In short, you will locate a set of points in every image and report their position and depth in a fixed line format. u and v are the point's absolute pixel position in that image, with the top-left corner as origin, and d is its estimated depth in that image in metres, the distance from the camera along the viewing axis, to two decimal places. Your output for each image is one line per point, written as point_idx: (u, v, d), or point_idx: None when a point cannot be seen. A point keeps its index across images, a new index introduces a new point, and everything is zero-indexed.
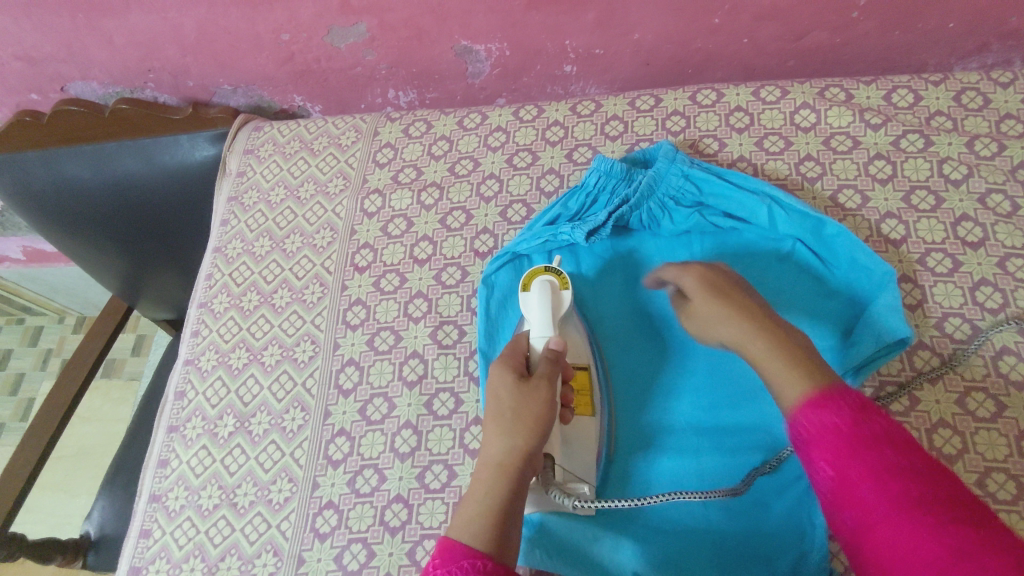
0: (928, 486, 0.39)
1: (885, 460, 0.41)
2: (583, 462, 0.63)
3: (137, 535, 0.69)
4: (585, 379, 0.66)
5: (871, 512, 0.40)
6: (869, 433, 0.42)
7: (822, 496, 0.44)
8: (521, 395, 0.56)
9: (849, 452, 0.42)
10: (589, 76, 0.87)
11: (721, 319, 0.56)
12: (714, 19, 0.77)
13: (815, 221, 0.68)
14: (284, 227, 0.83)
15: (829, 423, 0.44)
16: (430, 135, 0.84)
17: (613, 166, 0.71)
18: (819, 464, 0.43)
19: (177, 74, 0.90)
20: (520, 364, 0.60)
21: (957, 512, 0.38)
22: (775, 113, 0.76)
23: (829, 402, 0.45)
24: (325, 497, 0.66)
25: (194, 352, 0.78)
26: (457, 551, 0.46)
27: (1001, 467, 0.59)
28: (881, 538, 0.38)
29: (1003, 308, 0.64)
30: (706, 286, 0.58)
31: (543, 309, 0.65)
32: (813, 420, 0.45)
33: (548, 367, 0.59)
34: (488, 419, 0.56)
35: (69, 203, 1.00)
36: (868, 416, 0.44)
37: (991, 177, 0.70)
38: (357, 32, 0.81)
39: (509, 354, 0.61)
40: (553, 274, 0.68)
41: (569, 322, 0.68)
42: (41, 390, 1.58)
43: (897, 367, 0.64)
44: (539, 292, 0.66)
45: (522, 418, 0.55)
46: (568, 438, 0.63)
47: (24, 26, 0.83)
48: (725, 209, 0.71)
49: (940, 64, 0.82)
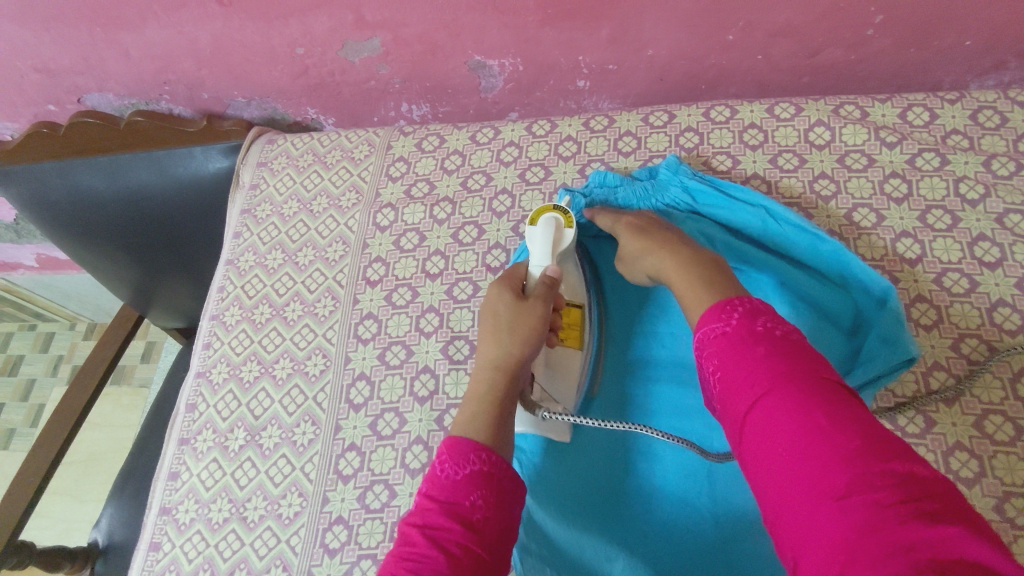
0: (794, 370, 0.45)
1: (759, 353, 0.47)
2: (565, 387, 0.67)
3: (147, 548, 0.69)
4: (576, 314, 0.68)
5: (745, 400, 0.46)
6: (751, 330, 0.49)
7: (713, 392, 0.50)
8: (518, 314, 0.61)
9: (731, 349, 0.49)
10: (601, 91, 0.87)
11: (649, 253, 0.64)
12: (728, 36, 0.77)
13: (813, 236, 0.67)
14: (297, 240, 0.83)
15: (718, 329, 0.51)
16: (443, 149, 0.84)
17: (607, 176, 0.74)
18: (710, 362, 0.50)
19: (192, 87, 0.91)
20: (517, 286, 0.63)
21: (814, 391, 0.44)
22: (789, 130, 0.76)
23: (726, 306, 0.52)
24: (335, 512, 0.66)
25: (206, 365, 0.78)
26: (465, 448, 0.53)
27: (1020, 491, 0.58)
28: (753, 421, 0.45)
29: (1020, 329, 0.64)
30: (638, 231, 0.67)
31: (543, 242, 0.65)
32: (712, 321, 0.52)
33: (544, 291, 0.62)
34: (488, 332, 0.61)
35: (83, 212, 1.01)
36: (750, 318, 0.50)
37: (1008, 198, 0.69)
38: (371, 47, 0.82)
39: (507, 275, 0.65)
40: (560, 212, 0.67)
41: (570, 258, 0.70)
42: (53, 396, 1.59)
43: (913, 388, 0.63)
44: (543, 227, 0.66)
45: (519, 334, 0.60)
46: (551, 361, 0.67)
47: (43, 39, 0.83)
48: (721, 219, 0.71)
49: (956, 81, 0.81)
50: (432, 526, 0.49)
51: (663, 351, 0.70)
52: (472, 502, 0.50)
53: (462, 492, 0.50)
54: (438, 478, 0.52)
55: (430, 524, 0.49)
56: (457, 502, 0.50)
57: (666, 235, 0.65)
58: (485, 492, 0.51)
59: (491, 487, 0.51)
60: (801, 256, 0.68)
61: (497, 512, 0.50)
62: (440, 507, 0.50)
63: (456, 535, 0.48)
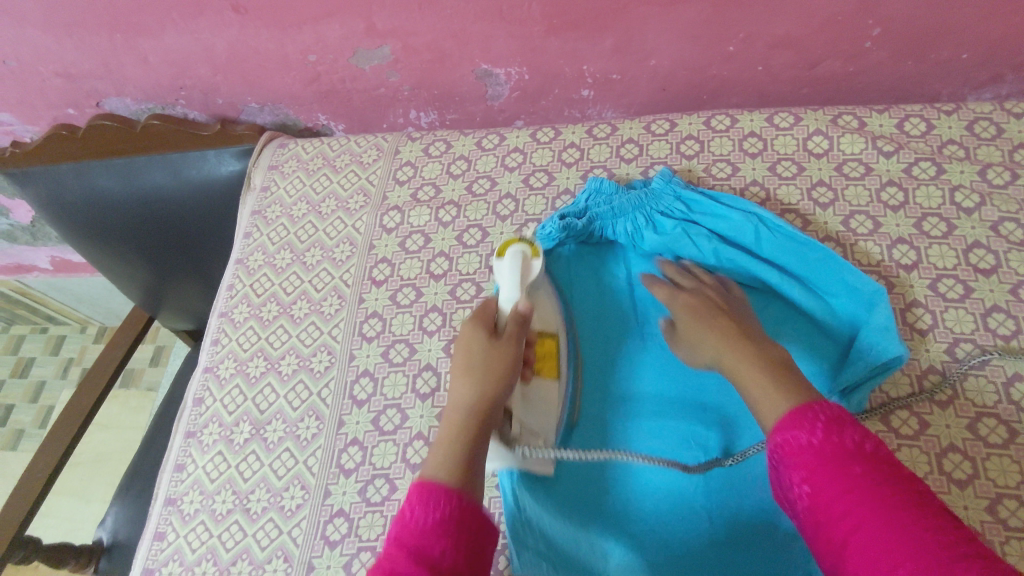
0: (896, 495, 0.44)
1: (858, 474, 0.46)
2: (544, 421, 0.65)
3: (151, 537, 0.71)
4: (551, 345, 0.68)
5: (846, 525, 0.45)
6: (840, 448, 0.48)
7: (796, 503, 0.49)
8: (491, 350, 0.60)
9: (826, 466, 0.47)
10: (605, 100, 0.89)
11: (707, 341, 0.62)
12: (729, 47, 0.79)
13: (802, 244, 0.69)
14: (305, 240, 0.85)
15: (804, 441, 0.49)
16: (450, 155, 0.86)
17: (604, 184, 0.75)
18: (797, 476, 0.48)
19: (208, 92, 0.94)
20: (489, 324, 0.63)
21: (922, 520, 0.43)
22: (788, 139, 0.78)
23: (803, 411, 0.51)
24: (336, 505, 0.67)
25: (214, 360, 0.80)
26: (434, 493, 0.51)
27: (1013, 494, 0.59)
28: (858, 549, 0.44)
29: (1015, 335, 0.65)
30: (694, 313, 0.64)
31: (513, 272, 0.65)
32: (791, 428, 0.50)
33: (517, 327, 0.62)
34: (456, 372, 0.60)
35: (99, 213, 1.03)
36: (838, 429, 0.49)
37: (1004, 206, 0.70)
38: (381, 55, 0.84)
39: (479, 311, 0.64)
40: (526, 244, 0.69)
41: (541, 289, 0.70)
42: (61, 398, 1.60)
43: (907, 391, 0.64)
44: (511, 257, 0.66)
45: (494, 371, 0.59)
46: (529, 396, 0.65)
47: (65, 45, 0.86)
48: (714, 227, 0.72)
49: (954, 93, 0.83)
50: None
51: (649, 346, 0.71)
52: (442, 550, 0.48)
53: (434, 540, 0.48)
54: (405, 523, 0.50)
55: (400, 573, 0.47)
56: (429, 549, 0.48)
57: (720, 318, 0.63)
58: (455, 539, 0.49)
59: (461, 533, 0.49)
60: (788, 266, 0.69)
61: (468, 556, 0.49)
62: (410, 554, 0.47)
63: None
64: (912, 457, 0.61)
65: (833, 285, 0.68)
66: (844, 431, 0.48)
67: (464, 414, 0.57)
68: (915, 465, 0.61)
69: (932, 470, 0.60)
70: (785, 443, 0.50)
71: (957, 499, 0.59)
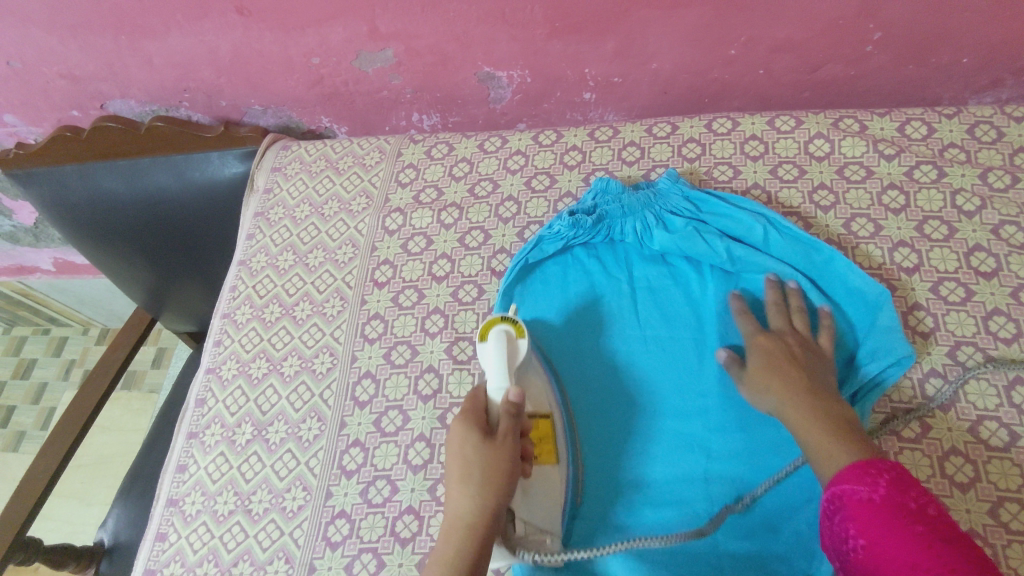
0: (957, 554, 0.44)
1: (919, 531, 0.46)
2: (548, 513, 0.63)
3: (153, 538, 0.71)
4: (546, 427, 0.65)
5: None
6: (900, 505, 0.48)
7: (850, 559, 0.48)
8: (485, 454, 0.58)
9: (885, 520, 0.47)
10: (607, 103, 0.89)
11: (769, 392, 0.61)
12: (730, 50, 0.79)
13: (808, 245, 0.70)
14: (308, 242, 0.85)
15: (864, 495, 0.49)
16: (452, 157, 0.86)
17: (611, 183, 0.74)
18: (853, 528, 0.48)
19: (211, 94, 0.94)
20: (482, 422, 0.61)
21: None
22: (789, 142, 0.78)
23: (865, 467, 0.51)
24: (338, 507, 0.67)
25: (216, 361, 0.80)
26: None
27: (1014, 497, 0.59)
28: None
29: (1016, 338, 0.65)
30: (769, 361, 0.63)
31: (499, 360, 0.63)
32: (850, 482, 0.50)
33: (510, 422, 0.60)
34: (453, 478, 0.58)
35: (101, 215, 1.04)
36: (900, 489, 0.49)
37: (1005, 209, 0.70)
38: (384, 57, 0.85)
39: (469, 405, 0.62)
40: (510, 323, 0.67)
41: (532, 367, 0.67)
42: (63, 399, 1.61)
43: (909, 394, 0.64)
44: (496, 342, 0.65)
45: (490, 478, 0.57)
46: (530, 488, 0.63)
47: (70, 47, 0.87)
48: (724, 226, 0.72)
49: (955, 97, 0.83)
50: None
51: (650, 348, 0.71)
52: None
53: None
54: None
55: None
56: None
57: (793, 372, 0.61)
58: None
59: None
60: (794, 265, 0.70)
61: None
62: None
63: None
64: (914, 460, 0.61)
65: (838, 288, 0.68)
66: (905, 492, 0.49)
67: (462, 530, 0.56)
68: (917, 468, 0.61)
69: (934, 473, 0.61)
70: (842, 497, 0.50)
71: (959, 502, 0.59)
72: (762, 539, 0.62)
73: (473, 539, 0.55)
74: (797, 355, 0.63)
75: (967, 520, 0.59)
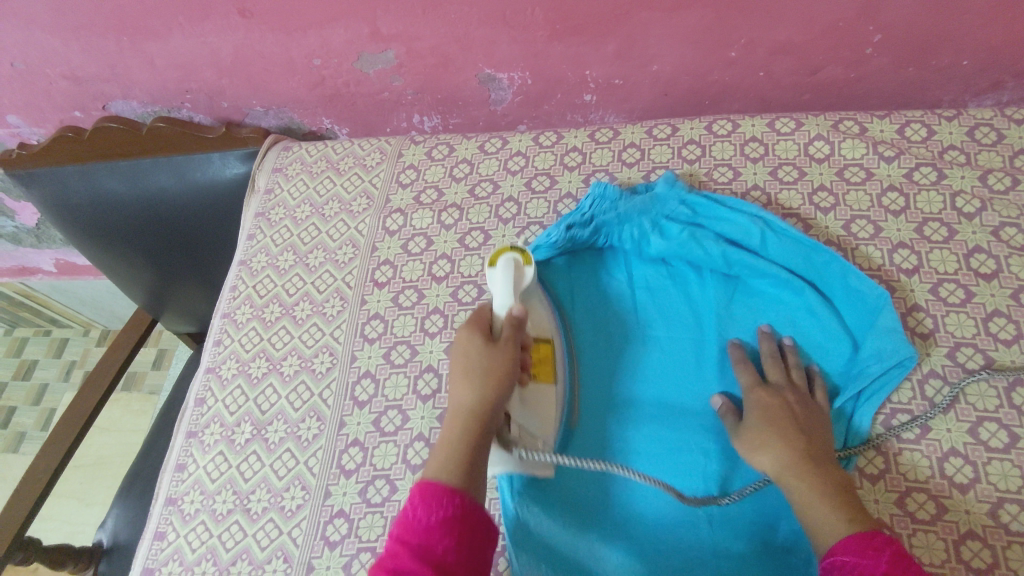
0: None
1: None
2: (542, 426, 0.65)
3: (152, 537, 0.71)
4: (546, 350, 0.67)
5: None
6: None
7: None
8: (489, 353, 0.61)
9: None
10: (607, 105, 0.89)
11: (764, 448, 0.59)
12: (731, 52, 0.79)
13: (808, 248, 0.69)
14: (308, 242, 0.86)
15: (868, 566, 0.48)
16: (453, 158, 0.86)
17: (608, 189, 0.73)
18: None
19: (213, 95, 0.94)
20: (485, 329, 0.63)
21: None
22: (789, 144, 0.78)
23: (867, 537, 0.50)
24: (336, 506, 0.67)
25: (216, 361, 0.80)
26: (435, 491, 0.53)
27: (1014, 498, 0.59)
28: None
29: (1016, 339, 0.65)
30: (767, 416, 0.61)
31: (505, 283, 0.65)
32: (852, 552, 0.50)
33: (512, 332, 0.63)
34: (455, 375, 0.60)
35: (103, 215, 1.04)
36: (905, 562, 0.48)
37: (1004, 211, 0.70)
38: (385, 59, 0.85)
39: (474, 318, 0.65)
40: (517, 252, 0.68)
41: (534, 295, 0.69)
42: (64, 400, 1.61)
43: (908, 395, 0.64)
44: (503, 268, 0.66)
45: (493, 373, 0.59)
46: (527, 400, 0.65)
47: (73, 48, 0.87)
48: (722, 230, 0.72)
49: (955, 100, 0.83)
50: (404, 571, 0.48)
51: (652, 348, 0.71)
52: (445, 548, 0.50)
53: (435, 539, 0.50)
54: (410, 522, 0.51)
55: (403, 568, 0.48)
56: (431, 548, 0.50)
57: (788, 428, 0.59)
58: (458, 536, 0.51)
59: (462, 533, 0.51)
60: (795, 269, 0.69)
61: (470, 553, 0.51)
62: (413, 550, 0.49)
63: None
64: (913, 460, 0.61)
65: (840, 289, 0.68)
66: (911, 567, 0.48)
67: (464, 418, 0.58)
68: (916, 469, 0.61)
69: (933, 474, 0.61)
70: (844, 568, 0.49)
71: (958, 503, 0.59)
72: (756, 539, 0.62)
73: (475, 425, 0.57)
74: (796, 412, 0.61)
75: (967, 521, 0.58)
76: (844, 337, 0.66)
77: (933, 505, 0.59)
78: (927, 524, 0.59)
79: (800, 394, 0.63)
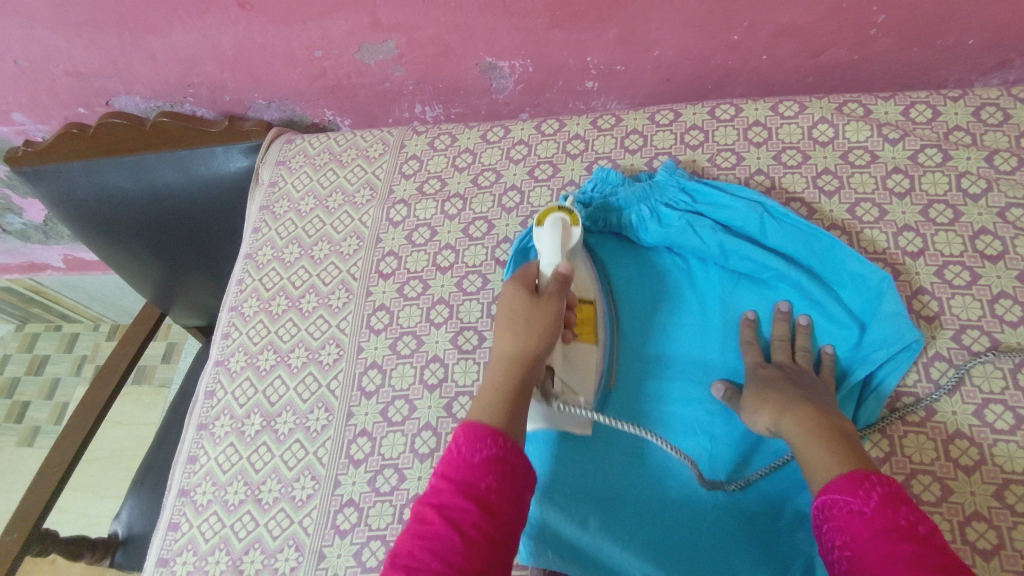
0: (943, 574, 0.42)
1: (906, 552, 0.44)
2: (582, 382, 0.67)
3: (165, 528, 0.72)
4: (590, 312, 0.69)
5: None
6: (885, 524, 0.47)
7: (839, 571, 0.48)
8: (533, 308, 0.61)
9: (871, 535, 0.46)
10: (609, 91, 0.89)
11: (764, 409, 0.61)
12: (733, 36, 0.78)
13: (807, 233, 0.69)
14: (313, 235, 0.86)
15: (855, 508, 0.48)
16: (455, 148, 0.86)
17: (610, 174, 0.75)
18: (839, 538, 0.48)
19: (215, 89, 0.94)
20: (530, 285, 0.63)
21: None
22: (793, 127, 0.77)
23: (858, 478, 0.50)
24: (346, 495, 0.68)
25: (224, 354, 0.81)
26: (480, 432, 0.53)
27: (1020, 480, 0.59)
28: None
29: (1021, 321, 0.64)
30: (764, 385, 0.62)
31: (552, 239, 0.65)
32: (840, 492, 0.50)
33: (557, 288, 0.62)
34: (502, 326, 0.61)
35: (109, 211, 1.05)
36: (894, 505, 0.48)
37: (1010, 192, 0.70)
38: (386, 49, 0.85)
39: (519, 274, 0.65)
40: (565, 212, 0.68)
41: (580, 256, 0.70)
42: (76, 394, 1.63)
43: (914, 377, 0.64)
44: (551, 226, 0.66)
45: (535, 324, 0.60)
46: (568, 358, 0.67)
47: (75, 44, 0.87)
48: (720, 217, 0.71)
49: (961, 80, 0.82)
50: (447, 507, 0.49)
51: (651, 334, 0.72)
52: (487, 486, 0.50)
53: (478, 479, 0.50)
54: (450, 458, 0.52)
55: (445, 505, 0.49)
56: (474, 484, 0.50)
57: (788, 390, 0.61)
58: (501, 478, 0.51)
59: (504, 475, 0.51)
60: (794, 257, 0.69)
61: (513, 494, 0.51)
62: (456, 488, 0.50)
63: (470, 517, 0.48)
64: (918, 443, 0.62)
65: (842, 275, 0.67)
66: (899, 508, 0.47)
67: (508, 364, 0.59)
68: (921, 451, 0.61)
69: (938, 456, 0.61)
70: (832, 509, 0.49)
71: (963, 485, 0.59)
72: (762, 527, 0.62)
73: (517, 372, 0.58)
74: (795, 378, 0.62)
75: (972, 502, 0.59)
76: (851, 322, 0.66)
77: (938, 487, 0.60)
78: (932, 505, 0.59)
79: (800, 368, 0.64)
